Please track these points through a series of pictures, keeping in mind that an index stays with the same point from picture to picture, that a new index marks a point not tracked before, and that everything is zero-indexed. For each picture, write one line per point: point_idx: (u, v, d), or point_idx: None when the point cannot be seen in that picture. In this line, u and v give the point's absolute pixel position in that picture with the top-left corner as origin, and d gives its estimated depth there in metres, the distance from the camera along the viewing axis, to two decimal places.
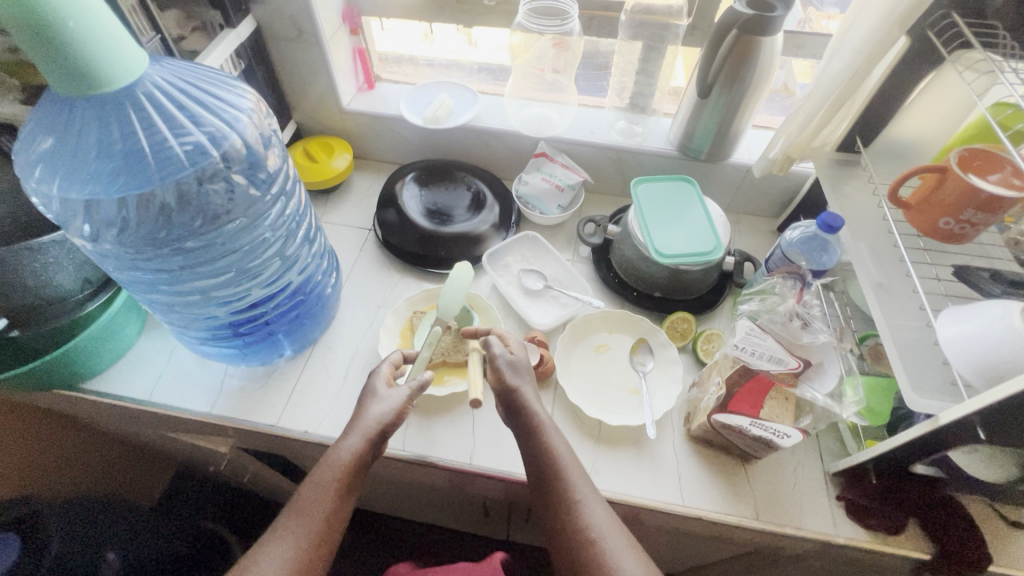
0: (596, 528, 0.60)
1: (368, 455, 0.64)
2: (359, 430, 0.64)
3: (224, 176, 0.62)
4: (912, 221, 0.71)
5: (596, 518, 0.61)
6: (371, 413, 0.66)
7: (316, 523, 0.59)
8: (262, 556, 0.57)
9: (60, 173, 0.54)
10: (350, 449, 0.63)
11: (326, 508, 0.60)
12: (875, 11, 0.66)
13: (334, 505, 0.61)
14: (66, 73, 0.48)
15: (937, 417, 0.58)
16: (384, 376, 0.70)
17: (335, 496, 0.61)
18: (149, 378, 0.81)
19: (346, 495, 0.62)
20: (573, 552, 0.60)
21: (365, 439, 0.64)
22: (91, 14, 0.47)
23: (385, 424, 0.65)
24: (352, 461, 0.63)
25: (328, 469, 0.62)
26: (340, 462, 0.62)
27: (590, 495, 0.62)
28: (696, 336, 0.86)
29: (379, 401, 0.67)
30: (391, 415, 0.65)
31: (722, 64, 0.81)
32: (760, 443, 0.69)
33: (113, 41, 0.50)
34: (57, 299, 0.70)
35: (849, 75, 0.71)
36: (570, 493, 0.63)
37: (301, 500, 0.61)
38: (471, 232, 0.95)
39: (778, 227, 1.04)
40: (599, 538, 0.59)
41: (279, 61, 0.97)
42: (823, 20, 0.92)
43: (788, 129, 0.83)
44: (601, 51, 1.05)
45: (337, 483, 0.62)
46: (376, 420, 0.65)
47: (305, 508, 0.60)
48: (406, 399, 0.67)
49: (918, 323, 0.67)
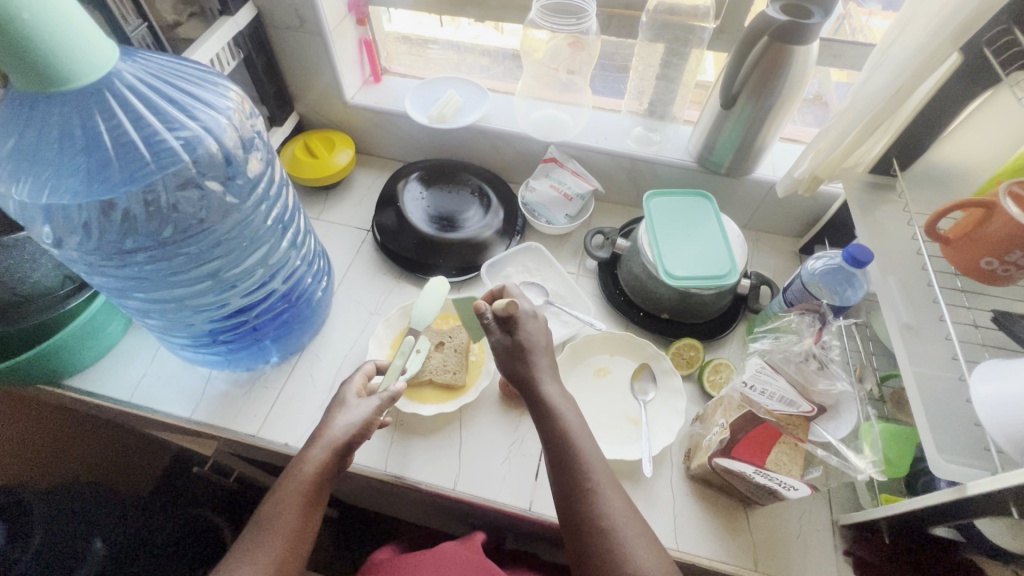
0: (608, 517, 0.55)
1: (333, 466, 0.60)
2: (325, 442, 0.60)
3: (197, 182, 0.61)
4: (950, 258, 0.64)
5: (611, 507, 0.56)
6: (337, 425, 0.62)
7: (281, 542, 0.55)
8: None
9: (22, 174, 0.53)
10: (314, 462, 0.59)
11: (291, 525, 0.56)
12: (926, 25, 0.59)
13: (299, 521, 0.56)
14: (26, 69, 0.45)
15: (963, 486, 0.53)
16: (356, 385, 0.67)
17: (299, 512, 0.57)
18: (131, 378, 0.78)
19: (311, 510, 0.58)
20: (583, 542, 0.55)
21: (330, 451, 0.60)
22: (57, 13, 0.44)
23: (351, 435, 0.61)
24: (316, 473, 0.59)
25: (290, 484, 0.58)
26: (303, 475, 0.58)
27: (603, 481, 0.58)
28: (703, 365, 0.81)
29: (347, 411, 0.63)
30: (356, 428, 0.62)
31: (749, 75, 0.74)
32: (764, 492, 0.64)
33: (81, 39, 0.47)
34: (35, 295, 0.66)
35: (891, 93, 0.64)
36: (582, 480, 0.58)
37: (263, 517, 0.56)
38: (471, 239, 0.90)
39: (800, 248, 0.97)
40: (612, 526, 0.55)
41: (281, 50, 0.93)
42: (863, 19, 0.84)
43: (817, 147, 0.76)
44: (620, 52, 0.99)
45: (300, 498, 0.57)
46: (341, 432, 0.61)
47: (267, 526, 0.56)
48: (374, 409, 0.63)
49: (948, 375, 0.61)
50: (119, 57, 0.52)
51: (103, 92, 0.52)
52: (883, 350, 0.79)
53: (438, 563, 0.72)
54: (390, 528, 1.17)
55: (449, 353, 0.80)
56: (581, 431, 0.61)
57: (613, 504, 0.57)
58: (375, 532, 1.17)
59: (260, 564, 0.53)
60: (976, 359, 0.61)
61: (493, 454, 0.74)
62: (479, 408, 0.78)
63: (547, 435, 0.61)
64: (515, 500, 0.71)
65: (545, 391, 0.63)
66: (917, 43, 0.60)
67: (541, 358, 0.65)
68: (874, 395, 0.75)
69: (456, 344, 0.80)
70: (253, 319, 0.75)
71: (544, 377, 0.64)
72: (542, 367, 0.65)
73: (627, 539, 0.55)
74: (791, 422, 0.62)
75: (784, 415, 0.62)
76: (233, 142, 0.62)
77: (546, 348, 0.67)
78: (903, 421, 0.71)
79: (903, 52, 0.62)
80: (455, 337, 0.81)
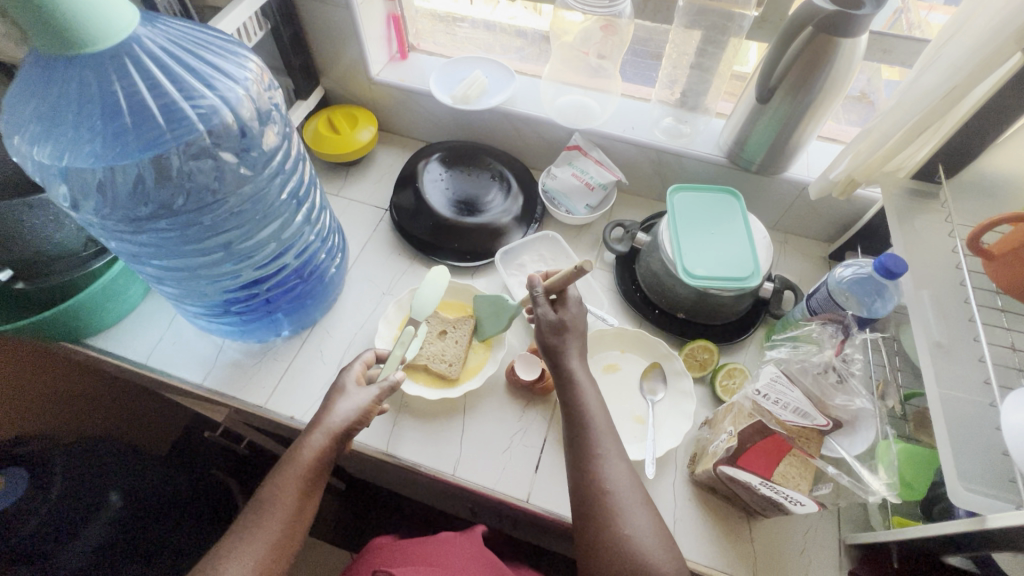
0: (612, 482, 0.56)
1: (332, 452, 0.61)
2: (325, 427, 0.61)
3: (211, 153, 0.62)
4: (992, 274, 0.59)
5: (615, 474, 0.57)
6: (337, 412, 0.63)
7: (280, 525, 0.56)
8: (218, 565, 0.53)
9: (42, 137, 0.54)
10: (313, 447, 0.60)
11: (289, 508, 0.57)
12: (986, 22, 0.54)
13: (296, 504, 0.57)
14: (48, 36, 0.46)
15: (984, 518, 0.50)
16: (355, 373, 0.68)
17: (297, 496, 0.57)
18: (148, 341, 0.80)
19: (309, 495, 0.59)
20: (586, 506, 0.56)
21: (330, 437, 0.61)
22: None
23: (351, 423, 0.62)
24: (315, 459, 0.60)
25: (289, 469, 0.59)
26: (302, 461, 0.59)
27: (612, 451, 0.59)
28: (716, 368, 0.79)
29: (346, 398, 0.64)
30: (356, 415, 0.63)
31: (789, 67, 0.70)
32: (770, 504, 0.62)
33: (96, 8, 0.47)
34: (61, 255, 0.68)
35: (943, 93, 0.60)
36: (592, 446, 0.59)
37: (262, 501, 0.57)
38: (489, 225, 0.89)
39: (830, 253, 0.93)
40: (616, 490, 0.56)
41: (308, 22, 0.91)
42: (922, 14, 0.78)
43: (857, 147, 0.72)
44: (655, 38, 0.95)
45: (299, 483, 0.58)
46: (341, 419, 0.62)
47: (266, 508, 0.56)
48: (373, 398, 0.65)
49: (978, 400, 0.58)
50: (138, 22, 0.53)
51: (121, 57, 0.52)
52: (910, 367, 0.75)
53: (433, 550, 0.73)
54: (394, 505, 1.19)
55: (450, 343, 0.79)
56: (602, 429, 0.60)
57: (626, 492, 0.56)
58: (379, 506, 1.19)
59: (258, 545, 0.54)
60: (1011, 385, 0.57)
61: (494, 443, 0.74)
62: (486, 396, 0.77)
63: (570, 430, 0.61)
64: (513, 490, 0.70)
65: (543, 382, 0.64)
66: (975, 41, 0.55)
67: (572, 357, 0.65)
68: (896, 413, 0.71)
69: (458, 336, 0.80)
70: (266, 292, 0.75)
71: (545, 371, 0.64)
72: (571, 368, 0.64)
73: (606, 549, 0.53)
74: (805, 436, 0.61)
75: (797, 424, 0.60)
76: (249, 113, 0.62)
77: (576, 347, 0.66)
78: (924, 442, 0.68)
79: (959, 51, 0.57)
80: (459, 328, 0.81)
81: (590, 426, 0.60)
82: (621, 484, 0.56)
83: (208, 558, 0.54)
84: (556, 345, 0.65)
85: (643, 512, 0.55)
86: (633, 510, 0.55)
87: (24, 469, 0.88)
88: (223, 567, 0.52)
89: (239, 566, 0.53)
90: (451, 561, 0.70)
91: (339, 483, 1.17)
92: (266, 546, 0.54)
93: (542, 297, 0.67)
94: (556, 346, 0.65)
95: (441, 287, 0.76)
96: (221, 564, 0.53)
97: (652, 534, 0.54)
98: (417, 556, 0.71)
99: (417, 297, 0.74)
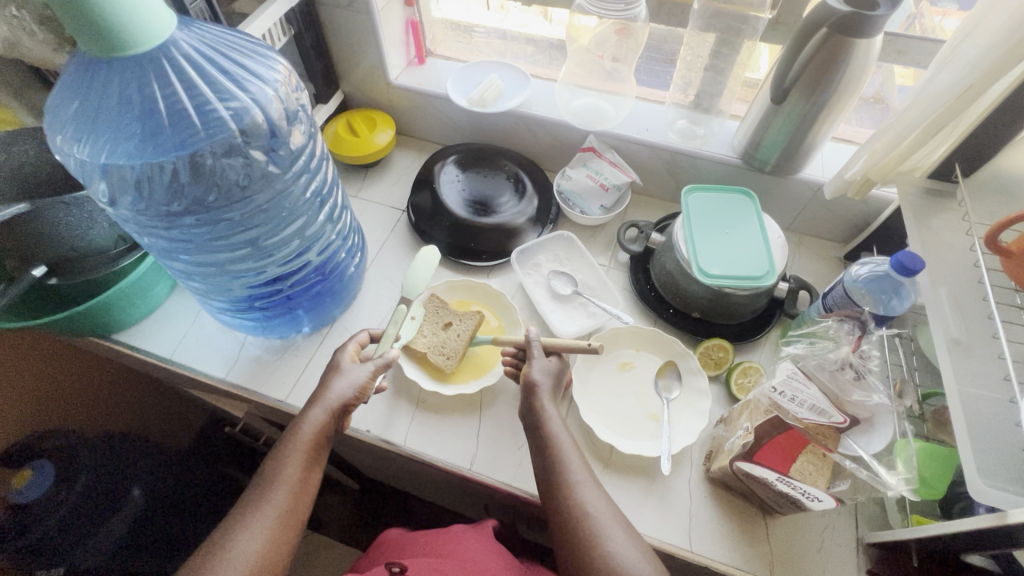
0: (590, 506, 0.56)
1: (331, 428, 0.62)
2: (325, 403, 0.62)
3: (242, 151, 0.64)
4: (1010, 272, 0.58)
5: (593, 501, 0.56)
6: (335, 389, 0.63)
7: (285, 497, 0.56)
8: (230, 538, 0.53)
9: (84, 137, 0.57)
10: (313, 422, 0.61)
11: (295, 478, 0.57)
12: (1002, 21, 0.55)
13: (300, 477, 0.58)
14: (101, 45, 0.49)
15: (1005, 513, 0.50)
16: (349, 352, 0.68)
17: (301, 467, 0.58)
18: (174, 337, 0.82)
19: (313, 466, 0.59)
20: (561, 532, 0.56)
21: (329, 412, 0.62)
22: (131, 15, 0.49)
23: (349, 399, 0.63)
24: (316, 432, 0.60)
25: (291, 442, 0.59)
26: (302, 435, 0.60)
27: (586, 479, 0.58)
28: (731, 367, 0.79)
29: (343, 376, 0.65)
30: (354, 390, 0.63)
31: (803, 69, 0.71)
32: (786, 500, 0.62)
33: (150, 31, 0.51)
34: (92, 251, 0.71)
35: (957, 92, 0.60)
36: (565, 475, 0.58)
37: (266, 472, 0.58)
38: (504, 225, 0.90)
39: (845, 255, 0.93)
40: (610, 523, 0.55)
41: (330, 28, 0.94)
42: (935, 19, 0.78)
43: (871, 148, 0.73)
44: (670, 41, 0.97)
45: (303, 455, 0.59)
46: (340, 394, 0.63)
47: (271, 478, 0.57)
48: (369, 375, 0.65)
49: (997, 396, 0.57)
50: (175, 26, 0.55)
51: (160, 59, 0.55)
52: (928, 367, 0.75)
53: (447, 542, 0.73)
54: (406, 504, 1.22)
55: (452, 336, 0.79)
56: (572, 453, 0.60)
57: (605, 518, 0.55)
58: (391, 505, 1.22)
59: (266, 515, 0.54)
60: None
61: (511, 438, 0.74)
62: (500, 392, 0.78)
63: (543, 462, 0.61)
64: (529, 486, 0.71)
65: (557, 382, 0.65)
66: (993, 40, 0.55)
67: (547, 403, 0.64)
68: (914, 412, 0.71)
69: (461, 329, 0.79)
70: (288, 288, 0.77)
71: (535, 374, 0.66)
72: (545, 411, 0.64)
73: (621, 537, 0.54)
74: (822, 432, 0.59)
75: (813, 422, 0.59)
76: (278, 113, 0.65)
77: (548, 388, 0.66)
78: (944, 441, 0.67)
79: (975, 49, 0.58)
80: (463, 321, 0.80)
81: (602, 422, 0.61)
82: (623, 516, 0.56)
83: (217, 532, 0.54)
84: (532, 380, 0.66)
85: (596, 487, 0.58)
86: (627, 538, 0.54)
87: (50, 461, 0.94)
88: (236, 537, 0.53)
89: (249, 537, 0.53)
90: (467, 552, 0.71)
91: (353, 483, 1.20)
92: (274, 515, 0.55)
93: (536, 347, 0.68)
94: (533, 383, 0.65)
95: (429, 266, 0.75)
96: (233, 536, 0.53)
97: (636, 553, 0.53)
98: (429, 548, 0.72)
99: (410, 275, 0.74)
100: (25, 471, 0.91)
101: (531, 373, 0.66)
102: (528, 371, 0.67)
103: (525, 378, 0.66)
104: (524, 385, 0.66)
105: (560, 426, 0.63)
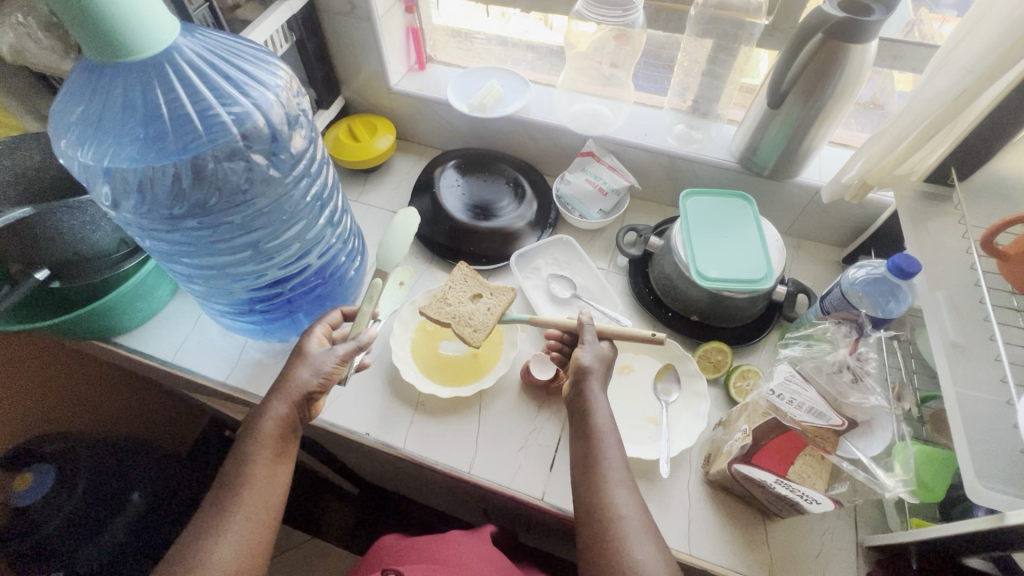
0: (616, 508, 0.56)
1: (293, 419, 0.61)
2: (286, 394, 0.61)
3: (244, 155, 0.65)
4: (1007, 275, 0.58)
5: (622, 499, 0.56)
6: (299, 378, 0.62)
7: (254, 495, 0.56)
8: (203, 540, 0.53)
9: (88, 141, 0.58)
10: (275, 415, 0.60)
11: (261, 475, 0.57)
12: (996, 26, 0.55)
13: (266, 473, 0.57)
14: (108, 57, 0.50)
15: (1002, 515, 0.50)
16: (318, 335, 0.66)
17: (266, 463, 0.58)
18: (174, 340, 0.82)
19: (278, 459, 0.59)
20: (590, 530, 0.56)
21: (291, 404, 0.61)
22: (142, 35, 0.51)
23: (311, 388, 0.62)
24: (277, 425, 0.60)
25: (252, 438, 0.59)
26: (264, 429, 0.59)
27: (615, 477, 0.58)
28: (730, 370, 0.79)
29: (307, 361, 0.63)
30: (319, 377, 0.62)
31: (799, 75, 0.71)
32: (785, 503, 0.62)
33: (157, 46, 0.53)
34: (94, 255, 0.71)
35: (952, 96, 0.61)
36: (600, 473, 0.58)
37: (230, 470, 0.57)
38: (504, 229, 0.91)
39: (843, 258, 0.94)
40: (613, 522, 0.55)
41: (331, 35, 0.95)
42: (935, 26, 0.79)
43: (869, 151, 0.73)
44: (667, 47, 0.98)
45: (266, 450, 0.58)
46: (302, 384, 0.62)
47: (237, 476, 0.57)
48: (339, 358, 0.63)
49: (994, 399, 0.58)
50: (179, 33, 0.56)
51: (163, 65, 0.56)
52: (925, 369, 0.75)
53: (444, 549, 0.73)
54: (406, 510, 1.22)
55: (481, 308, 0.76)
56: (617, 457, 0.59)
57: (608, 519, 0.55)
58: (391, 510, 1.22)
59: (236, 516, 0.55)
60: None
61: (511, 441, 0.75)
62: (499, 396, 0.79)
63: (584, 450, 0.61)
64: (529, 488, 0.71)
65: (585, 370, 0.64)
66: (987, 44, 0.56)
67: (595, 386, 0.63)
68: (912, 415, 0.71)
69: (492, 304, 0.76)
70: (289, 291, 0.78)
71: (588, 360, 0.64)
72: (594, 397, 0.63)
73: (625, 536, 0.54)
74: (819, 434, 0.60)
75: (812, 425, 0.59)
76: (279, 118, 0.65)
77: (599, 373, 0.64)
78: (941, 443, 0.68)
79: (969, 54, 0.58)
80: (496, 296, 0.77)
81: (593, 424, 0.61)
82: (630, 510, 0.56)
83: (188, 534, 0.54)
84: (584, 365, 0.64)
85: (629, 488, 0.57)
86: (620, 532, 0.54)
87: (51, 465, 0.93)
88: (211, 538, 0.53)
89: (220, 538, 0.53)
90: (465, 559, 0.71)
91: (353, 488, 1.20)
92: (244, 515, 0.55)
93: (588, 329, 0.67)
94: (585, 368, 0.63)
95: (406, 230, 0.73)
96: (205, 538, 0.53)
97: (659, 558, 0.53)
98: (427, 554, 0.72)
99: (385, 243, 0.71)
100: (25, 475, 0.90)
101: (583, 358, 0.64)
102: (579, 355, 0.65)
103: (576, 363, 0.65)
104: (575, 370, 0.65)
105: (606, 415, 0.62)
